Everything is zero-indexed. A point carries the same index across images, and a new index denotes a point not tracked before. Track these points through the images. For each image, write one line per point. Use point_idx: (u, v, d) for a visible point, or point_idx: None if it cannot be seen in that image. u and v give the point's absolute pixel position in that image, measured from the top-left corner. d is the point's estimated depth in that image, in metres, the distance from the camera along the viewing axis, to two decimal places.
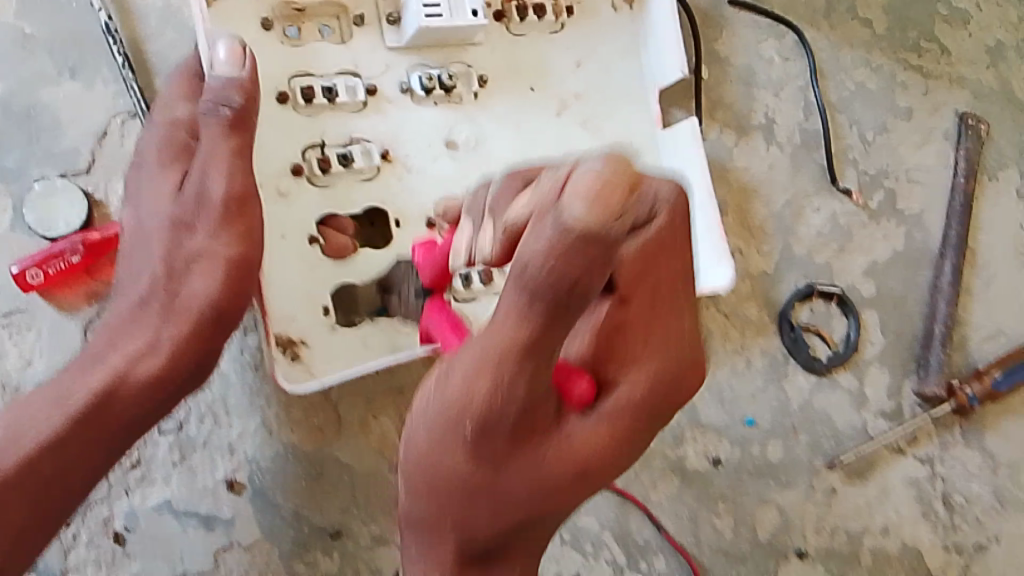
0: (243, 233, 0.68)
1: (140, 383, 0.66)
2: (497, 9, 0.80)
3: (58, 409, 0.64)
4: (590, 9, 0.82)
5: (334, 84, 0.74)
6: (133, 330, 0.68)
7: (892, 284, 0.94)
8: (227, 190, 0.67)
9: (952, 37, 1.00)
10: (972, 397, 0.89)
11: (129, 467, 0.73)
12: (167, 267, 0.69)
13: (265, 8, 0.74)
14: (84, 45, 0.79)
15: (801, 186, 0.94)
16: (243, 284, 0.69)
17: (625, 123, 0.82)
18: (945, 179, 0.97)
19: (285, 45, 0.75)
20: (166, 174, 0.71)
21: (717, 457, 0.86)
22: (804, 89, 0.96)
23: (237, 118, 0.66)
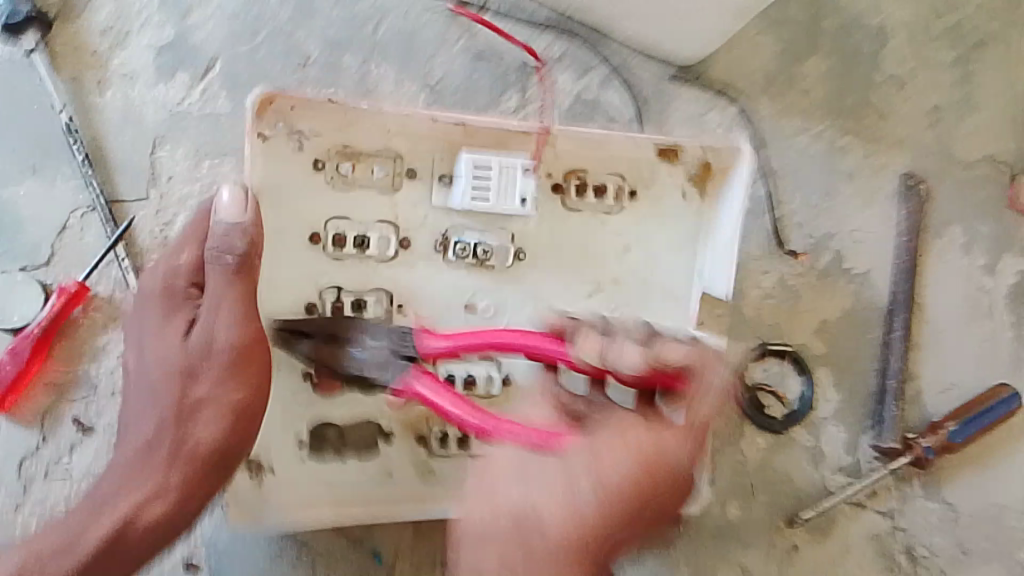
0: (255, 387, 0.73)
1: (148, 531, 0.73)
2: (558, 181, 0.81)
3: (69, 556, 0.70)
4: (655, 196, 0.82)
5: (369, 234, 0.79)
6: (137, 476, 0.74)
7: (845, 343, 0.96)
8: (230, 340, 0.72)
9: (890, 100, 1.03)
10: (929, 449, 0.90)
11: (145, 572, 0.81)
12: (180, 410, 0.74)
13: (320, 147, 0.78)
14: (45, 145, 0.87)
15: (749, 250, 0.97)
16: (250, 427, 0.74)
17: (659, 311, 0.83)
18: (891, 237, 1.00)
19: (333, 190, 0.79)
20: (171, 323, 0.75)
21: (676, 518, 0.89)
22: (747, 159, 1.00)
23: (244, 265, 0.72)
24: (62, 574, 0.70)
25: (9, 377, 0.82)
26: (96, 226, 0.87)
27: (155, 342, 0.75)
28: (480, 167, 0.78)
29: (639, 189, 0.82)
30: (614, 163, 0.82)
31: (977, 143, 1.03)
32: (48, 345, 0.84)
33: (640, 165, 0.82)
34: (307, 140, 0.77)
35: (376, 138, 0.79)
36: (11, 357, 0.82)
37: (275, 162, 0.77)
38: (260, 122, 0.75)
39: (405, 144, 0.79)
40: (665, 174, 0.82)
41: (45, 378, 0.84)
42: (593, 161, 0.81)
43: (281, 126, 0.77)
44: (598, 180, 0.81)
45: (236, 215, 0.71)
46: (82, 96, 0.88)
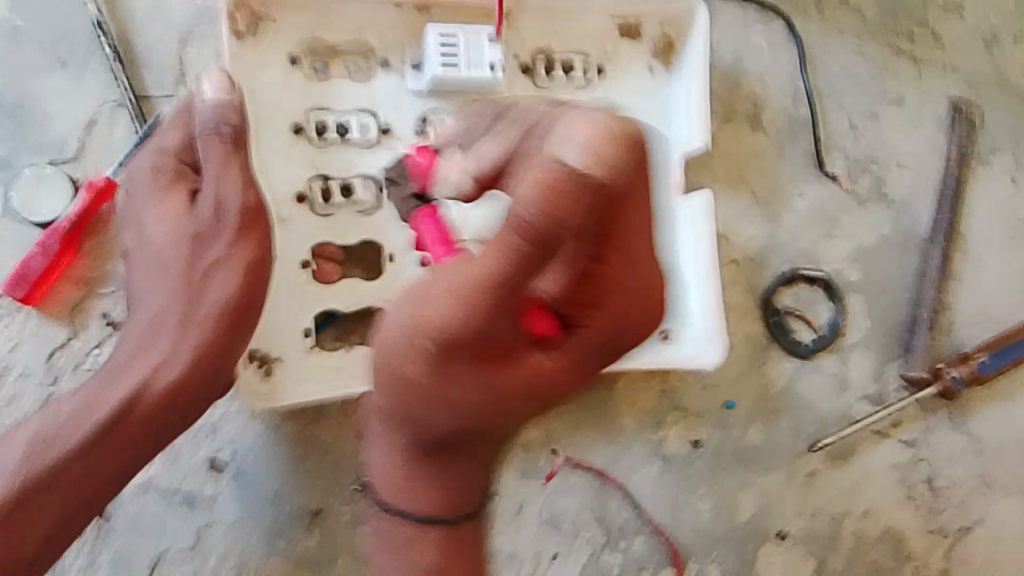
0: (258, 239, 0.75)
1: (161, 396, 0.72)
2: (525, 64, 0.86)
3: (88, 417, 0.70)
4: (620, 70, 0.87)
5: (348, 120, 0.82)
6: (154, 342, 0.73)
7: (878, 270, 0.95)
8: (242, 202, 0.73)
9: (943, 21, 0.99)
10: (957, 380, 0.89)
11: (169, 463, 0.82)
12: (190, 275, 0.74)
13: (294, 42, 0.81)
14: (75, 38, 0.86)
15: (784, 172, 0.95)
16: (260, 284, 0.75)
17: None
18: (935, 164, 0.97)
19: (309, 81, 0.82)
20: (167, 196, 0.76)
21: (698, 439, 0.88)
22: (791, 75, 0.96)
23: (236, 137, 0.73)
24: (75, 439, 0.70)
25: (38, 270, 0.82)
26: (125, 123, 0.86)
27: (155, 214, 0.76)
28: (446, 38, 0.81)
29: (607, 66, 0.87)
30: (579, 43, 0.86)
31: None
32: (78, 241, 0.84)
33: (601, 43, 0.87)
34: (281, 34, 0.81)
35: (346, 33, 0.83)
36: (42, 249, 0.82)
37: (256, 56, 0.80)
38: (235, 12, 0.78)
39: (374, 35, 0.83)
40: (626, 49, 0.87)
41: (75, 274, 0.85)
42: (555, 42, 0.86)
43: (251, 21, 0.79)
44: (563, 58, 0.86)
45: (222, 94, 0.73)
46: None
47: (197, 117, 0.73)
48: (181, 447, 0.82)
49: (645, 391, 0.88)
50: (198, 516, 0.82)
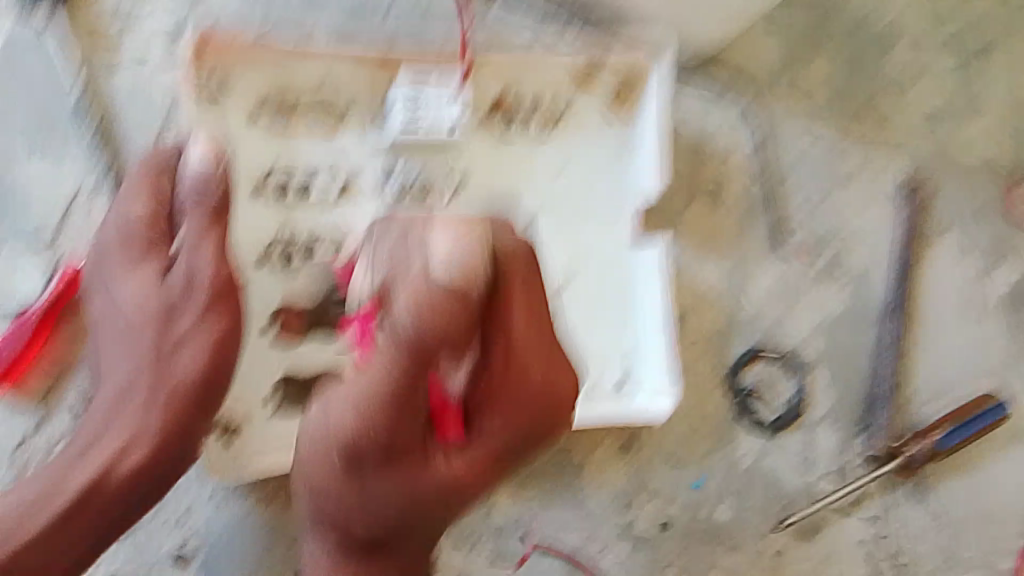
0: (227, 315, 0.75)
1: (128, 473, 0.72)
2: (486, 117, 0.85)
3: (51, 502, 0.71)
4: (576, 125, 0.87)
5: (313, 181, 0.83)
6: (122, 415, 0.74)
7: (840, 345, 0.97)
8: (214, 275, 0.74)
9: (892, 104, 1.03)
10: (916, 455, 0.91)
11: (134, 556, 0.84)
12: (159, 348, 0.74)
13: (256, 95, 0.81)
14: (54, 125, 0.87)
15: (746, 251, 0.97)
16: (225, 359, 0.75)
17: (598, 245, 0.89)
18: (889, 242, 1.00)
19: (269, 138, 0.82)
20: (138, 270, 0.77)
21: (666, 521, 0.90)
22: (748, 158, 0.99)
23: (213, 211, 0.74)
24: (42, 523, 0.70)
25: (10, 356, 0.83)
26: (102, 209, 0.86)
27: (127, 284, 0.77)
28: (410, 109, 0.81)
29: (563, 119, 0.87)
30: (539, 91, 0.85)
31: (978, 148, 1.03)
32: (53, 324, 0.85)
33: (560, 97, 0.86)
34: (241, 92, 0.80)
35: (309, 84, 0.81)
36: (9, 343, 0.83)
37: (219, 113, 0.80)
38: (197, 75, 0.78)
39: (334, 90, 0.82)
40: (582, 100, 0.87)
41: (50, 359, 0.85)
42: (518, 91, 0.85)
43: (213, 82, 0.79)
44: (521, 112, 0.86)
45: (205, 163, 0.75)
46: (90, 75, 0.87)
47: (183, 186, 0.76)
48: (146, 541, 0.84)
49: (613, 472, 0.90)
50: None
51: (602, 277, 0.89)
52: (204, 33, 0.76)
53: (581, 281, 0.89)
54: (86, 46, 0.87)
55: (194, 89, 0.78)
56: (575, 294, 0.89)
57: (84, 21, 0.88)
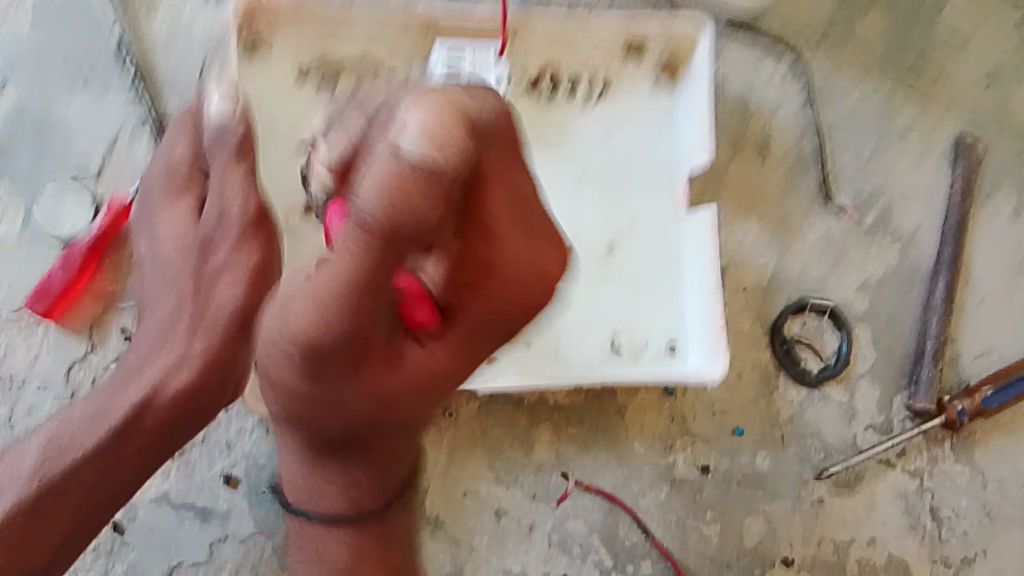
0: (260, 247, 0.74)
1: (172, 401, 0.73)
2: (533, 79, 0.87)
3: (101, 424, 0.71)
4: (623, 93, 0.89)
5: None
6: (165, 346, 0.74)
7: (886, 301, 0.96)
8: (242, 208, 0.73)
9: (950, 58, 1.01)
10: (962, 412, 0.90)
11: (184, 477, 0.86)
12: (201, 280, 0.75)
13: (307, 57, 0.83)
14: (100, 57, 0.88)
15: (794, 203, 0.97)
16: (261, 292, 0.74)
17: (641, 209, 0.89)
18: (941, 198, 0.99)
19: (317, 95, 0.84)
20: (174, 205, 0.77)
21: (706, 465, 0.91)
22: (800, 109, 0.98)
23: (241, 148, 0.73)
24: (89, 443, 0.71)
25: (60, 285, 0.85)
26: (145, 142, 0.88)
27: (162, 219, 0.78)
28: (454, 54, 0.82)
29: (610, 88, 0.89)
30: (587, 62, 0.87)
31: None
32: (102, 255, 0.86)
33: (609, 60, 0.88)
34: (288, 48, 0.83)
35: (355, 48, 0.84)
36: (64, 264, 0.84)
37: (260, 73, 0.83)
38: (243, 28, 0.80)
39: (382, 47, 0.84)
40: (630, 72, 0.88)
41: (96, 289, 0.86)
42: (566, 61, 0.87)
43: (260, 38, 0.82)
44: (570, 75, 0.88)
45: (225, 108, 0.73)
46: (132, 13, 0.89)
47: (207, 125, 0.74)
48: (196, 463, 0.86)
49: (654, 416, 0.90)
50: (212, 528, 0.86)
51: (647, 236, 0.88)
52: (251, 3, 0.78)
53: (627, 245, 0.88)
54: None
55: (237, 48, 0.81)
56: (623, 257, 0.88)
57: None
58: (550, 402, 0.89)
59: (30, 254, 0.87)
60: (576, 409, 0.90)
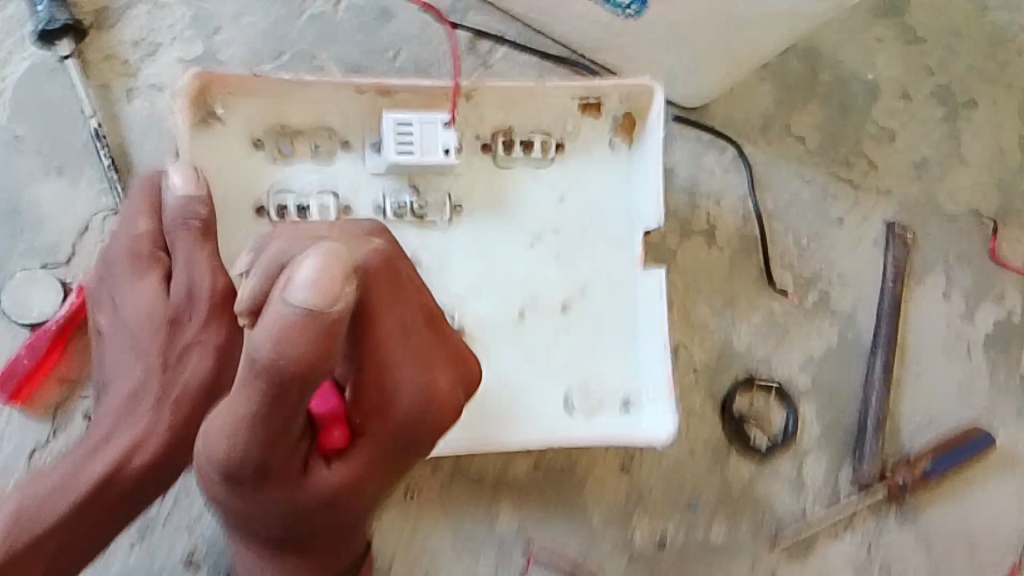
0: (229, 323, 0.76)
1: (137, 471, 0.76)
2: (484, 142, 0.90)
3: (63, 497, 0.73)
4: (582, 147, 0.91)
5: (308, 203, 0.87)
6: (130, 420, 0.77)
7: (829, 379, 1.01)
8: (212, 287, 0.76)
9: (879, 152, 1.08)
10: (904, 484, 0.96)
11: (147, 561, 0.86)
12: (166, 355, 0.77)
13: (257, 127, 0.86)
14: (72, 146, 0.91)
15: (739, 286, 1.02)
16: (230, 367, 0.77)
17: (603, 261, 0.92)
18: (876, 281, 1.04)
19: (271, 163, 0.87)
20: (142, 279, 0.79)
21: (664, 538, 0.94)
22: (742, 197, 1.04)
23: (206, 225, 0.76)
24: (58, 512, 0.73)
25: (26, 368, 0.86)
26: (115, 228, 0.91)
27: (129, 292, 0.79)
28: (402, 125, 0.86)
29: (563, 142, 0.91)
30: (541, 120, 0.90)
31: (960, 195, 1.08)
32: (66, 340, 0.88)
33: (562, 121, 0.91)
34: (240, 120, 0.86)
35: (307, 117, 0.87)
36: (29, 349, 0.86)
37: (216, 143, 0.86)
38: (195, 104, 0.83)
39: (334, 118, 0.88)
40: (586, 127, 0.91)
41: (58, 374, 0.88)
42: (517, 121, 0.90)
43: (213, 106, 0.84)
44: (522, 137, 0.90)
45: (191, 188, 0.76)
46: (109, 103, 0.93)
47: (169, 208, 0.76)
48: (159, 545, 0.87)
49: (613, 489, 0.94)
50: None
51: (605, 297, 0.91)
52: (205, 72, 0.81)
53: (581, 305, 0.91)
54: (107, 74, 0.93)
55: (189, 120, 0.83)
56: (580, 317, 0.91)
57: (107, 52, 0.94)
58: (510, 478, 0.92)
59: None
60: (532, 486, 0.92)
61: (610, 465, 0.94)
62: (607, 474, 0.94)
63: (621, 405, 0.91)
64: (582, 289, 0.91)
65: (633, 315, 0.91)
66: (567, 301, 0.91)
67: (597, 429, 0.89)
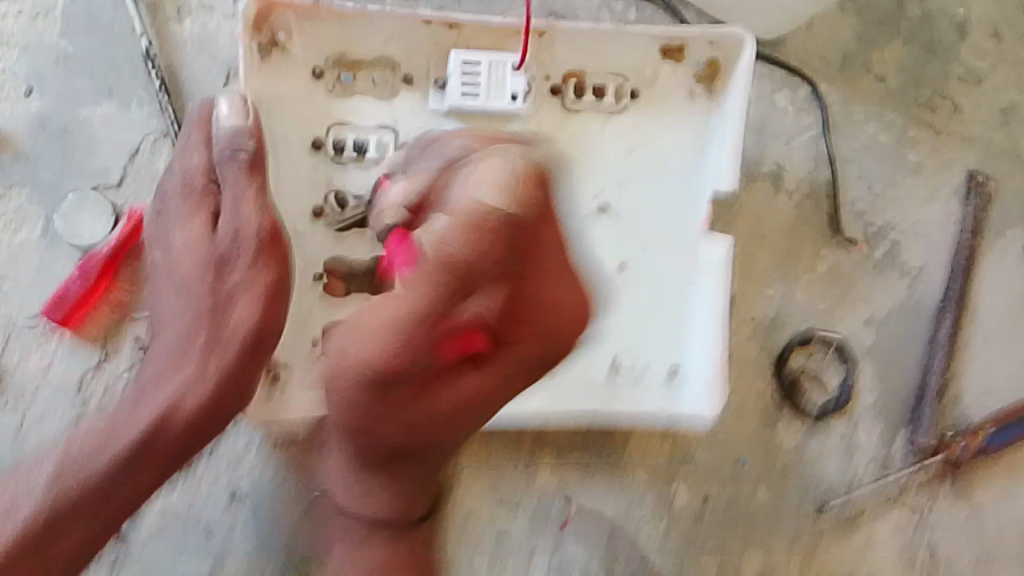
0: (276, 262, 0.76)
1: (187, 418, 0.73)
2: (556, 84, 0.86)
3: (116, 442, 0.72)
4: (659, 95, 0.87)
5: (368, 140, 0.84)
6: (179, 364, 0.75)
7: (891, 335, 0.97)
8: (258, 225, 0.76)
9: (965, 95, 1.01)
10: (964, 450, 0.92)
11: (195, 488, 0.88)
12: (218, 300, 0.76)
13: (319, 57, 0.83)
14: (122, 67, 0.89)
15: (804, 235, 0.97)
16: (275, 309, 0.76)
17: (660, 222, 0.87)
18: (951, 235, 0.99)
19: (329, 94, 0.84)
20: (192, 217, 0.79)
21: (707, 494, 0.92)
22: (813, 140, 0.99)
23: (254, 161, 0.76)
24: (108, 458, 0.72)
25: (78, 293, 0.86)
26: (166, 153, 0.89)
27: (178, 233, 0.79)
28: (468, 64, 0.83)
29: (643, 92, 0.86)
30: (617, 66, 0.86)
31: None
32: (117, 265, 0.87)
33: (641, 66, 0.86)
34: (306, 49, 0.83)
35: (372, 48, 0.84)
36: (80, 274, 0.86)
37: (275, 71, 0.82)
38: (259, 31, 0.80)
39: (399, 52, 0.84)
40: (668, 74, 0.87)
41: (110, 298, 0.88)
42: (592, 65, 0.86)
43: (273, 33, 0.81)
44: (596, 81, 0.86)
45: (237, 121, 0.76)
46: (161, 22, 0.90)
47: (218, 141, 0.77)
48: (206, 475, 0.88)
49: (657, 443, 0.92)
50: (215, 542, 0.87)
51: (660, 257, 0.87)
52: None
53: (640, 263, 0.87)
54: None
55: (252, 46, 0.80)
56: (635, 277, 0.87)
57: None
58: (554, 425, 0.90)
59: (45, 262, 0.88)
60: (576, 434, 0.91)
61: None
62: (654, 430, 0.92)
63: (667, 373, 0.87)
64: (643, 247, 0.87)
65: (689, 279, 0.87)
66: (625, 261, 0.87)
67: (641, 403, 0.86)
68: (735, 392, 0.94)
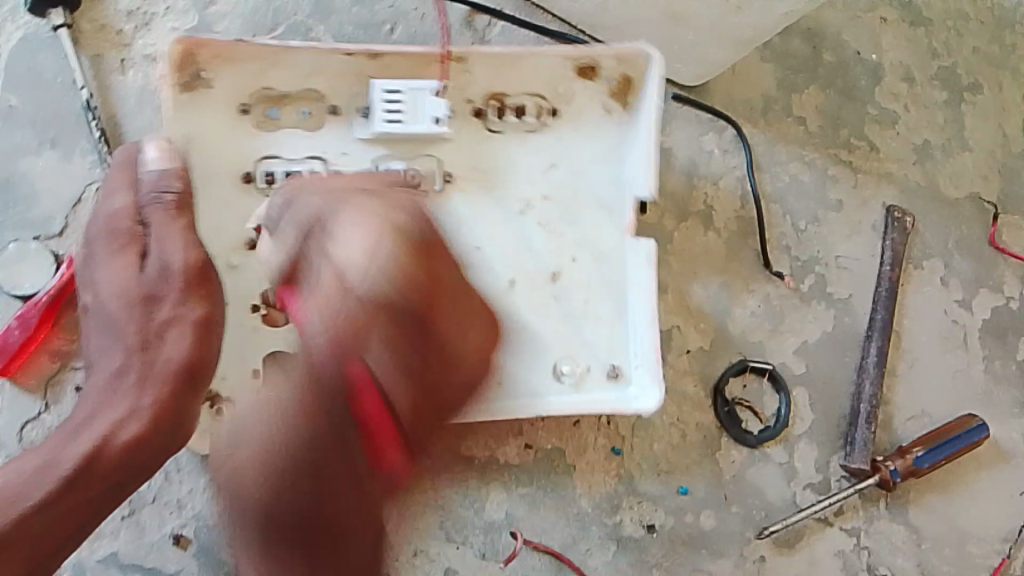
0: (206, 297, 0.78)
1: (122, 449, 0.74)
2: (478, 107, 0.89)
3: (51, 474, 0.71)
4: (572, 112, 0.90)
5: (296, 170, 0.86)
6: (114, 399, 0.76)
7: (822, 364, 1.00)
8: (185, 260, 0.78)
9: (880, 135, 1.07)
10: (895, 472, 0.95)
11: (138, 536, 0.87)
12: (150, 335, 0.77)
13: (244, 95, 0.85)
14: (65, 120, 0.90)
15: (735, 270, 1.01)
16: (210, 342, 0.78)
17: (589, 228, 0.90)
18: (874, 267, 1.03)
19: (256, 129, 0.86)
20: (120, 257, 0.79)
21: (651, 524, 0.94)
22: (741, 180, 1.03)
23: (179, 201, 0.78)
24: (43, 492, 0.71)
25: (15, 343, 0.86)
26: None
27: (106, 274, 0.79)
28: (391, 92, 0.85)
29: (558, 108, 0.89)
30: (531, 85, 0.89)
31: (960, 181, 1.06)
32: (56, 313, 0.88)
33: (556, 83, 0.89)
34: (226, 87, 0.84)
35: (295, 82, 0.85)
36: (18, 323, 0.86)
37: (202, 109, 0.84)
38: (180, 75, 0.82)
39: (321, 83, 0.86)
40: (580, 90, 0.89)
41: (50, 347, 0.88)
42: (510, 85, 0.88)
43: (199, 75, 0.83)
44: (515, 102, 0.89)
45: (162, 164, 0.79)
46: (105, 76, 0.92)
47: (143, 185, 0.79)
48: (149, 523, 0.87)
49: (601, 476, 0.94)
50: None
51: (595, 266, 0.90)
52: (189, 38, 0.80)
53: (573, 272, 0.90)
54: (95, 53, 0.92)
55: (176, 88, 0.82)
56: (568, 283, 0.90)
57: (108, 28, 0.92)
58: (500, 460, 0.93)
59: None
60: (520, 468, 0.93)
61: (598, 447, 0.95)
62: (595, 462, 0.94)
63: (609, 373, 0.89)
64: (574, 256, 0.90)
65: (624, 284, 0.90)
66: (557, 269, 0.90)
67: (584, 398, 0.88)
68: (676, 423, 0.96)
